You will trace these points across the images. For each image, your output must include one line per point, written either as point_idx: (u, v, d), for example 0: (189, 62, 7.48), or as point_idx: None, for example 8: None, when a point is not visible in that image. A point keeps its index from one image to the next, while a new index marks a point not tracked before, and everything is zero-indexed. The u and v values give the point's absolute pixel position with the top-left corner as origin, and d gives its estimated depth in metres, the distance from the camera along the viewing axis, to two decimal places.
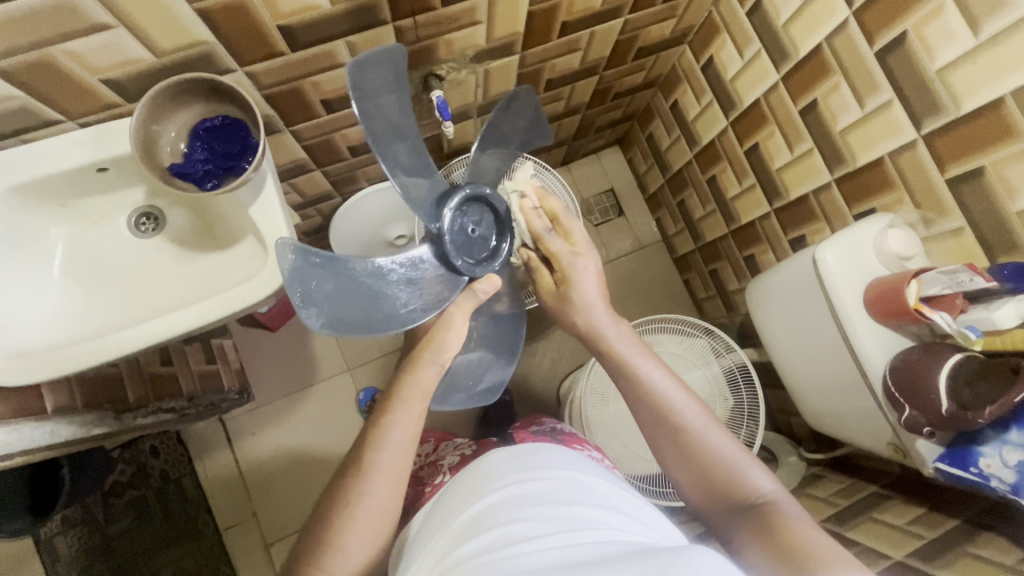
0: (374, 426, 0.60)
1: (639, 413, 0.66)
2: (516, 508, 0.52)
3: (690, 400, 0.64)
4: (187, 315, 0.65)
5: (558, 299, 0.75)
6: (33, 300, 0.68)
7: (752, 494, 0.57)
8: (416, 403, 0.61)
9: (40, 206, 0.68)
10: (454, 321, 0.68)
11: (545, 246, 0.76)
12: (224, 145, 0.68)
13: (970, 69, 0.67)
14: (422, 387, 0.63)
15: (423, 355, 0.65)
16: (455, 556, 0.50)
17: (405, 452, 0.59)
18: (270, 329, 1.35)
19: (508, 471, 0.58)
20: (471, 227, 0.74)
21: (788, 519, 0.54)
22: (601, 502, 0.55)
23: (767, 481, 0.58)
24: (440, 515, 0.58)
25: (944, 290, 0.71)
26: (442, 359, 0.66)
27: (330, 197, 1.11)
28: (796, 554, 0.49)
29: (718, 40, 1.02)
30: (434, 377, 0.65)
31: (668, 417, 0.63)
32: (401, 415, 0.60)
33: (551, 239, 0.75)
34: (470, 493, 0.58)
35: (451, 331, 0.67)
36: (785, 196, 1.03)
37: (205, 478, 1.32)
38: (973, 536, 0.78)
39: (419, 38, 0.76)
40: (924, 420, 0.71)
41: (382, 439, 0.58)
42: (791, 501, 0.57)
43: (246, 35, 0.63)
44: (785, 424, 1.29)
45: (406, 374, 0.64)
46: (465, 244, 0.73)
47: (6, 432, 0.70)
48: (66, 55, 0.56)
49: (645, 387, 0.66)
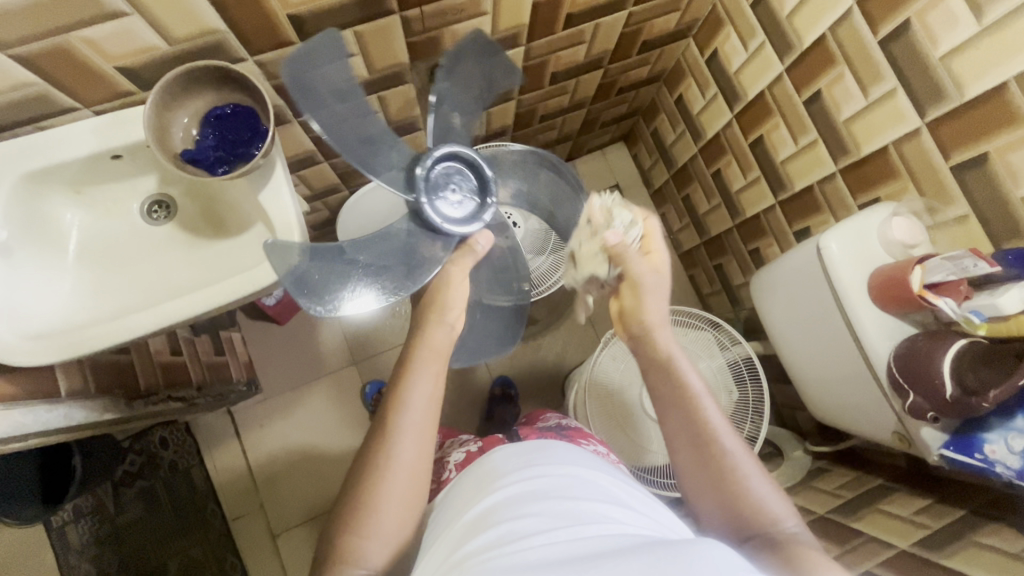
0: (395, 385, 0.60)
1: (672, 427, 0.62)
2: (522, 503, 0.52)
3: (725, 424, 0.61)
4: (198, 299, 0.67)
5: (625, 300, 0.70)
6: (49, 285, 0.70)
7: (772, 525, 0.55)
8: (433, 362, 0.62)
9: (55, 192, 0.70)
10: (454, 279, 0.68)
11: (627, 267, 0.70)
12: (234, 132, 0.69)
13: (973, 56, 0.68)
14: (433, 346, 0.63)
15: (430, 317, 0.66)
16: (462, 552, 0.49)
17: (425, 414, 0.59)
18: (276, 323, 1.37)
19: (515, 468, 0.58)
20: (449, 198, 0.68)
21: (805, 551, 0.52)
22: (607, 497, 0.55)
23: (787, 512, 0.57)
24: (448, 510, 0.59)
25: (949, 276, 0.71)
26: (449, 318, 0.66)
27: (337, 190, 1.13)
28: None
29: (722, 32, 1.02)
30: (444, 336, 0.65)
31: (706, 443, 0.60)
32: (419, 376, 0.61)
33: (635, 259, 0.70)
34: (477, 490, 0.58)
35: (452, 289, 0.68)
36: (789, 188, 1.03)
37: (214, 472, 1.31)
38: (979, 525, 0.77)
39: (425, 28, 0.78)
40: (929, 406, 0.71)
41: (404, 400, 0.58)
42: (809, 535, 0.55)
43: (257, 24, 0.65)
44: (790, 418, 1.29)
45: (418, 335, 0.65)
46: (431, 202, 0.67)
47: (21, 413, 0.71)
48: (83, 42, 0.58)
49: (684, 402, 0.62)
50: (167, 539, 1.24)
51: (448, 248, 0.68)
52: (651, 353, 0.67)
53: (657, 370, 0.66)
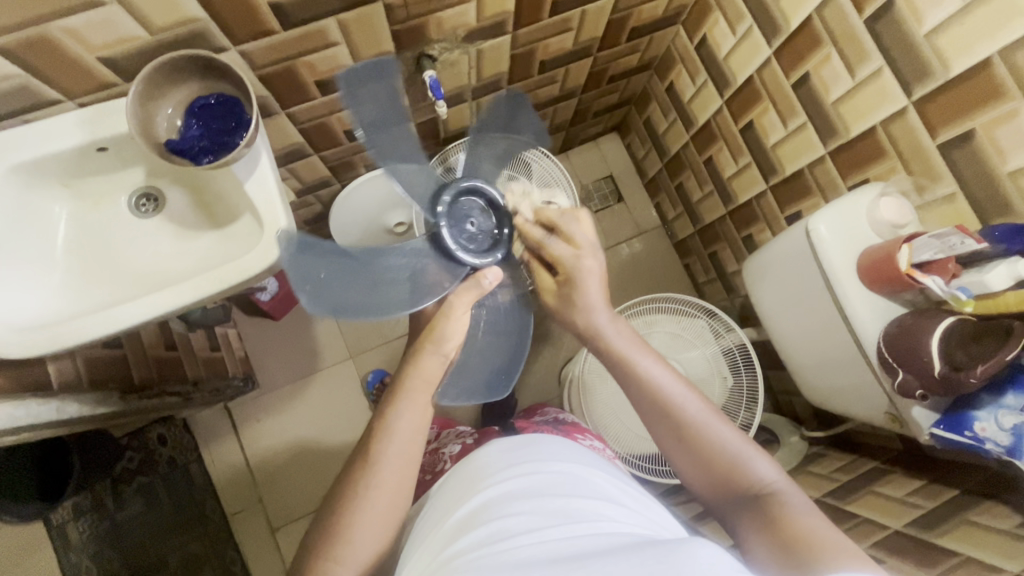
0: (381, 415, 0.61)
1: (637, 403, 0.65)
2: (511, 502, 0.52)
3: (691, 393, 0.64)
4: (186, 289, 0.67)
5: (562, 299, 0.71)
6: (39, 279, 0.70)
7: (754, 483, 0.58)
8: (421, 393, 0.62)
9: (41, 185, 0.70)
10: (456, 311, 0.65)
11: (547, 252, 0.71)
12: (219, 122, 0.69)
13: (958, 31, 0.67)
14: (425, 377, 0.63)
15: (425, 345, 0.64)
16: (452, 551, 0.50)
17: (409, 441, 0.60)
18: (273, 318, 1.37)
19: (502, 467, 0.58)
20: (464, 229, 0.72)
21: (789, 507, 0.54)
22: (597, 494, 0.55)
23: (771, 470, 0.59)
24: (439, 508, 0.59)
25: (936, 255, 0.71)
26: (444, 350, 0.64)
27: (329, 183, 1.13)
28: (803, 547, 0.49)
29: (711, 18, 1.02)
30: (437, 368, 0.64)
31: (671, 411, 0.63)
32: (406, 407, 0.61)
33: (553, 244, 0.70)
34: (466, 488, 0.58)
35: (451, 321, 0.64)
36: (780, 172, 1.03)
37: (211, 465, 1.33)
38: (972, 504, 0.77)
39: (409, 16, 0.77)
40: (917, 384, 0.71)
41: (390, 431, 0.59)
42: (796, 490, 0.57)
43: (238, 13, 0.65)
44: (786, 405, 1.29)
45: (411, 363, 0.63)
46: (450, 227, 0.71)
47: (10, 406, 0.71)
48: (62, 31, 0.58)
49: (642, 378, 0.65)
50: (163, 536, 1.24)
51: (455, 277, 0.70)
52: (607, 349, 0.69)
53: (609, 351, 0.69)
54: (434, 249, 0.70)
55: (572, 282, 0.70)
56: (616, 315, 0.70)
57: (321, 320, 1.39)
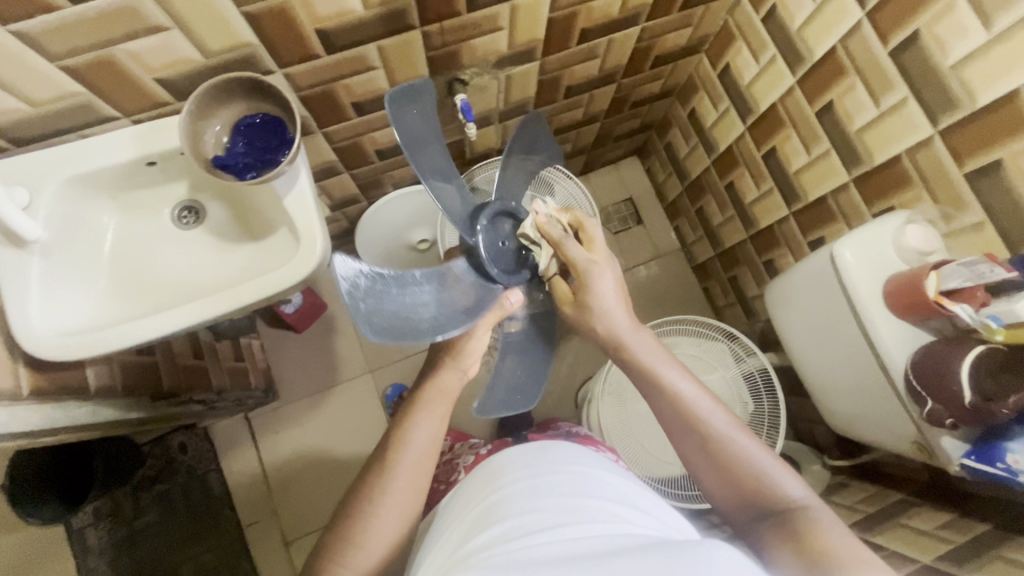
0: (400, 423, 0.65)
1: (668, 426, 0.66)
2: (529, 499, 0.52)
3: (717, 408, 0.64)
4: (222, 299, 0.69)
5: (578, 309, 0.73)
6: (83, 286, 0.74)
7: (779, 498, 0.57)
8: (438, 404, 0.67)
9: (93, 197, 0.74)
10: (476, 330, 0.74)
11: (564, 252, 0.74)
12: (263, 140, 0.72)
13: (984, 63, 0.68)
14: (443, 389, 0.69)
15: (446, 361, 0.73)
16: (469, 547, 0.50)
17: (426, 449, 0.63)
18: (295, 330, 1.39)
19: (522, 465, 0.58)
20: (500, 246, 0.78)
21: (816, 521, 0.53)
22: (615, 496, 0.55)
23: (798, 487, 0.58)
24: (456, 507, 0.59)
25: (964, 283, 0.70)
26: (461, 364, 0.72)
27: (357, 200, 1.16)
28: (826, 562, 0.48)
29: (734, 47, 1.04)
30: (454, 381, 0.71)
31: (697, 424, 0.63)
32: (424, 415, 0.65)
33: (569, 245, 0.74)
34: (483, 487, 0.58)
35: (472, 340, 0.74)
36: (803, 199, 1.03)
37: (228, 479, 1.32)
38: (1005, 540, 0.75)
39: (445, 42, 0.81)
40: (947, 413, 0.71)
41: (408, 438, 0.64)
42: (823, 506, 0.56)
43: (286, 38, 0.68)
44: (808, 433, 1.27)
45: (430, 378, 0.71)
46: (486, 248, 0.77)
47: (51, 408, 0.75)
48: (126, 54, 0.62)
49: (670, 396, 0.66)
50: (182, 545, 1.26)
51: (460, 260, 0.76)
52: (630, 363, 0.70)
53: (632, 361, 0.70)
54: (469, 264, 0.77)
55: (584, 285, 0.72)
56: (639, 324, 0.72)
57: (342, 334, 1.42)
